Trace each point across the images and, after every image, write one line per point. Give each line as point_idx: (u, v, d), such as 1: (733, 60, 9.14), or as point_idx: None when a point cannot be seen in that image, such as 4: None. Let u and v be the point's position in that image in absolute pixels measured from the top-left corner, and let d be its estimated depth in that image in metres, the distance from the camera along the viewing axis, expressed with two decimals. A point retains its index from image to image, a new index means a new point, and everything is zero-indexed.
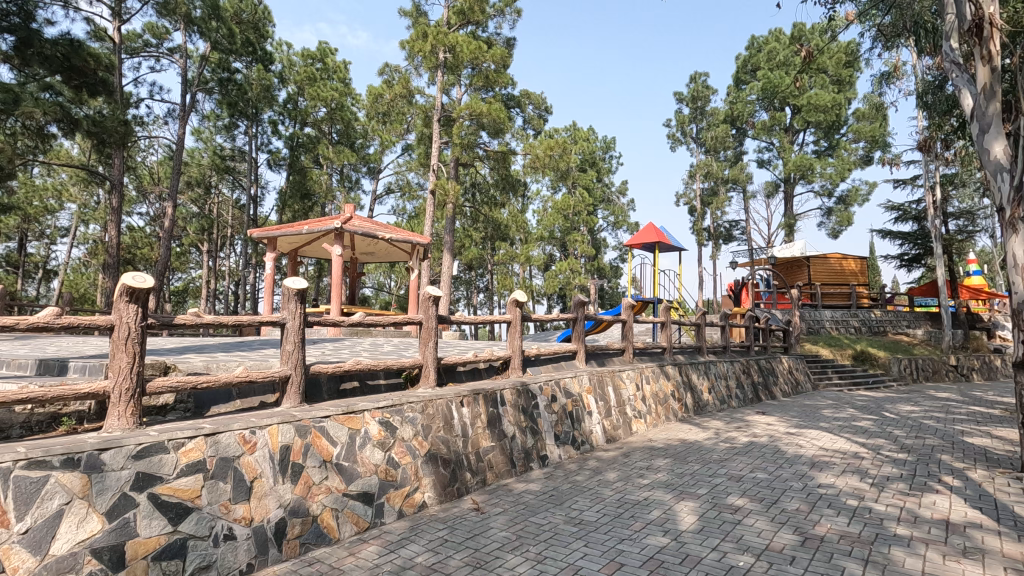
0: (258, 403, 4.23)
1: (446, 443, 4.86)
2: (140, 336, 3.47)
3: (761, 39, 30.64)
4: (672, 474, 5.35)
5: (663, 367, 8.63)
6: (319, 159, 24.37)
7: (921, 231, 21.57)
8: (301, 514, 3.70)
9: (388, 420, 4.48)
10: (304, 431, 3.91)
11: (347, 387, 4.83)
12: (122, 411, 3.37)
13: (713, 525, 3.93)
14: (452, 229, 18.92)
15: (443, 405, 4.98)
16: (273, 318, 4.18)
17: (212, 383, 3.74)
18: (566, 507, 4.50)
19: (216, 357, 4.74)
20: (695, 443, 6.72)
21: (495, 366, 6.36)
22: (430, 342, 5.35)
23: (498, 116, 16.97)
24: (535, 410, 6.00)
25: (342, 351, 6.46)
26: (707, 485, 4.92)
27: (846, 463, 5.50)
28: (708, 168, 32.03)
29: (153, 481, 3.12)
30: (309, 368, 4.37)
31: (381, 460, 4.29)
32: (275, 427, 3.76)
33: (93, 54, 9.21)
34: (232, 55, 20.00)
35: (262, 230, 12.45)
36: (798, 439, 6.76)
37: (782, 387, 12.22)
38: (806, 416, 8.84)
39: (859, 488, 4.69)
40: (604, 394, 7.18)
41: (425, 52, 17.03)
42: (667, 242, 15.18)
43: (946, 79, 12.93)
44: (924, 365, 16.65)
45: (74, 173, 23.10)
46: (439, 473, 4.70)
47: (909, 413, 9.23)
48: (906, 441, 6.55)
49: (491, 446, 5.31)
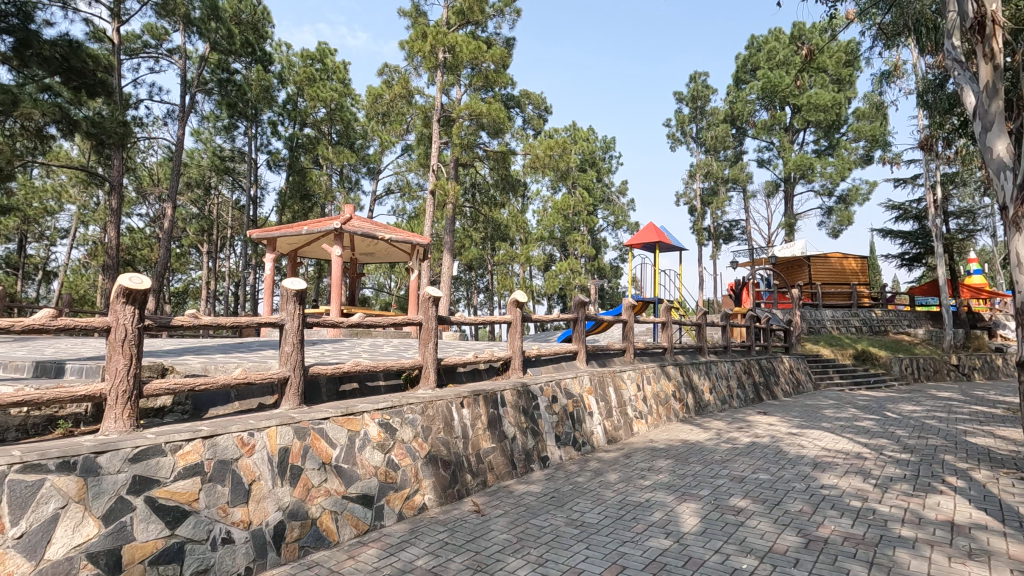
0: (257, 405, 4.19)
1: (446, 445, 4.83)
2: (137, 338, 3.45)
3: (761, 39, 30.62)
4: (674, 475, 5.31)
5: (664, 368, 8.60)
6: (319, 160, 24.36)
7: (922, 230, 21.52)
8: (300, 517, 3.66)
9: (388, 422, 4.45)
10: (303, 433, 3.88)
11: (346, 388, 4.80)
12: (119, 414, 3.34)
13: (716, 526, 3.90)
14: (452, 229, 18.89)
15: (443, 406, 4.95)
16: (272, 319, 4.15)
17: (210, 384, 3.70)
18: (568, 508, 4.47)
19: (215, 359, 4.70)
20: (696, 443, 6.68)
21: (495, 367, 6.32)
22: (430, 343, 5.31)
23: (498, 116, 16.94)
24: (535, 410, 5.96)
25: (342, 352, 6.43)
26: (709, 486, 4.89)
27: (848, 463, 5.47)
28: (708, 167, 32.01)
29: (150, 484, 3.09)
30: (308, 370, 4.34)
31: (381, 462, 4.26)
32: (273, 429, 3.73)
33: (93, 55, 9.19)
34: (232, 55, 19.99)
35: (261, 231, 12.41)
36: (800, 439, 6.72)
37: (783, 387, 12.19)
38: (808, 417, 8.81)
39: (862, 489, 4.65)
40: (605, 394, 7.15)
41: (425, 52, 17.01)
42: (668, 242, 15.14)
43: (947, 79, 12.90)
44: (925, 364, 16.61)
45: (74, 174, 23.08)
46: (439, 475, 4.66)
47: (912, 413, 9.19)
48: (909, 441, 6.52)
49: (491, 447, 5.28)
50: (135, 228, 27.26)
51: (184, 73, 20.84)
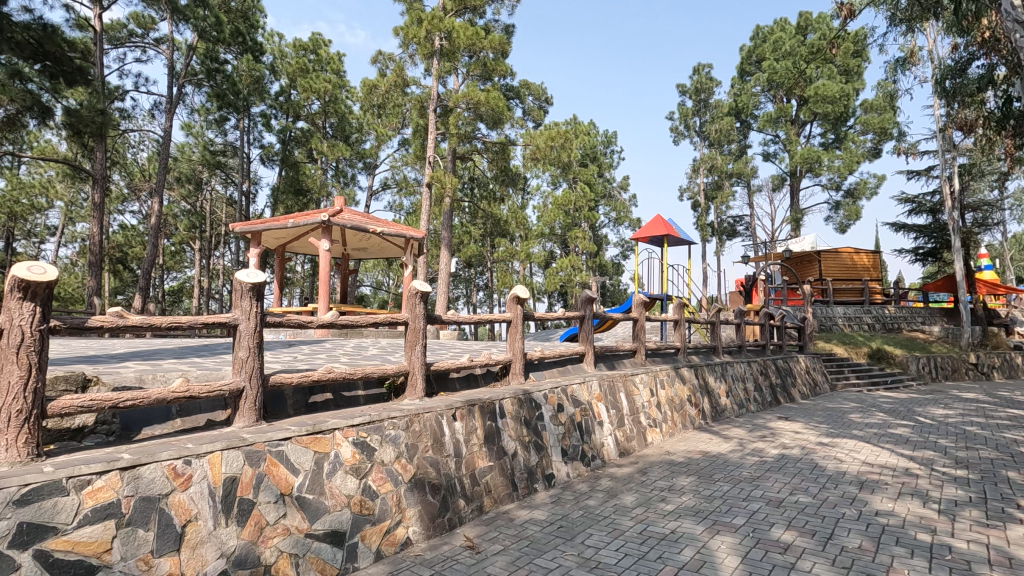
0: (205, 422, 3.46)
1: (435, 466, 4.11)
2: (39, 342, 2.72)
3: (766, 29, 29.75)
4: (699, 497, 4.59)
5: (679, 371, 7.89)
6: (312, 154, 23.69)
7: (936, 224, 20.77)
8: (249, 566, 2.96)
9: (365, 441, 3.73)
10: (258, 458, 3.17)
11: (317, 400, 4.09)
12: (12, 440, 2.61)
13: (763, 570, 3.20)
14: (450, 224, 18.15)
15: (433, 419, 4.23)
16: (222, 319, 3.45)
17: (139, 400, 3.00)
18: (579, 543, 3.74)
19: (158, 365, 3.96)
20: (718, 456, 5.96)
21: (494, 372, 5.62)
22: (418, 346, 4.60)
23: (497, 105, 16.21)
24: (539, 421, 5.24)
25: (319, 355, 5.70)
26: (742, 513, 4.18)
27: (899, 482, 4.76)
28: (712, 161, 31.05)
29: (43, 533, 2.38)
30: (270, 379, 3.64)
31: (355, 490, 3.55)
32: (218, 454, 3.02)
33: (69, 40, 8.20)
34: (221, 44, 19.18)
35: (245, 224, 11.64)
36: (832, 450, 6.01)
37: (801, 388, 11.50)
38: (833, 422, 8.09)
39: (925, 517, 3.95)
40: (616, 401, 6.43)
41: (420, 38, 16.23)
42: (676, 235, 14.36)
43: (971, 63, 12.13)
44: (943, 364, 15.94)
45: (60, 169, 22.32)
46: (426, 502, 3.95)
47: (947, 418, 8.46)
48: (959, 453, 5.81)
49: (488, 466, 4.57)
50: (126, 226, 26.63)
51: (171, 63, 20.11)
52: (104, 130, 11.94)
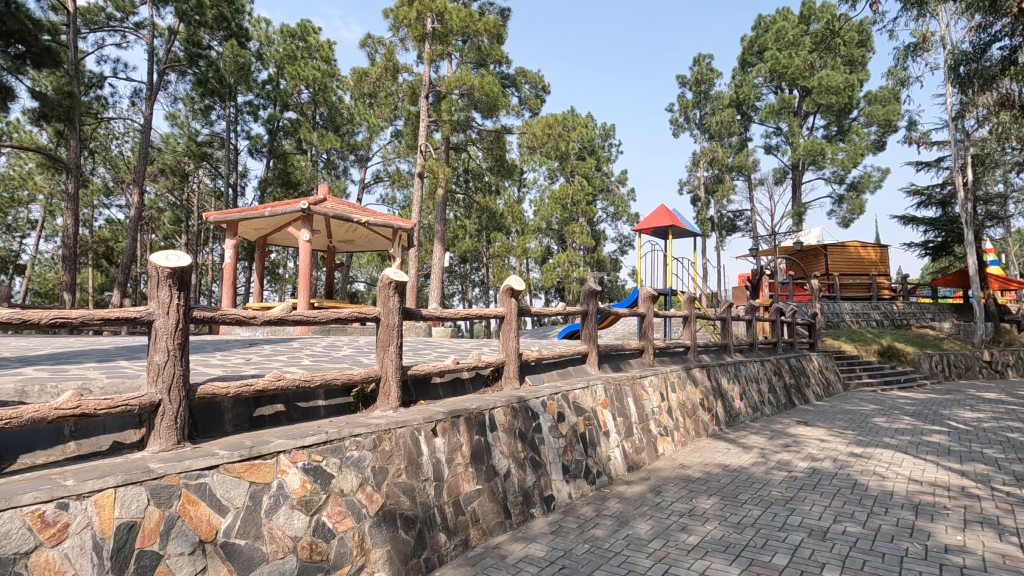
0: (110, 446, 2.72)
1: (410, 494, 3.36)
2: None
3: (768, 19, 28.99)
4: (726, 526, 3.86)
5: (690, 372, 7.16)
6: (301, 145, 22.85)
7: (947, 216, 20.03)
8: None
9: (319, 466, 2.97)
10: (169, 496, 2.41)
11: (265, 413, 3.35)
12: None
13: None
14: (444, 216, 17.31)
15: (407, 435, 3.48)
16: (130, 314, 2.69)
17: (4, 422, 2.26)
18: None
19: (62, 372, 3.19)
20: (741, 470, 5.23)
21: (484, 375, 4.87)
22: (391, 347, 3.83)
23: (491, 90, 15.39)
24: (536, 434, 4.51)
25: (282, 358, 4.93)
26: (781, 548, 3.44)
27: (961, 506, 4.05)
28: (713, 153, 30.00)
29: None
30: (197, 389, 2.88)
31: (302, 530, 2.81)
32: (108, 494, 2.25)
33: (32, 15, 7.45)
34: (204, 28, 18.17)
35: (219, 212, 10.72)
36: (870, 463, 5.28)
37: (815, 389, 10.82)
38: (860, 428, 7.38)
39: (1009, 556, 3.23)
40: (623, 407, 5.69)
41: (411, 20, 15.39)
42: (681, 226, 13.61)
43: (989, 45, 11.33)
44: (956, 362, 15.30)
45: (38, 160, 21.37)
46: (397, 539, 3.20)
47: (981, 422, 7.72)
48: (1014, 466, 5.10)
49: (475, 491, 3.83)
50: (111, 221, 25.81)
51: (152, 49, 19.23)
52: (72, 114, 11.06)
